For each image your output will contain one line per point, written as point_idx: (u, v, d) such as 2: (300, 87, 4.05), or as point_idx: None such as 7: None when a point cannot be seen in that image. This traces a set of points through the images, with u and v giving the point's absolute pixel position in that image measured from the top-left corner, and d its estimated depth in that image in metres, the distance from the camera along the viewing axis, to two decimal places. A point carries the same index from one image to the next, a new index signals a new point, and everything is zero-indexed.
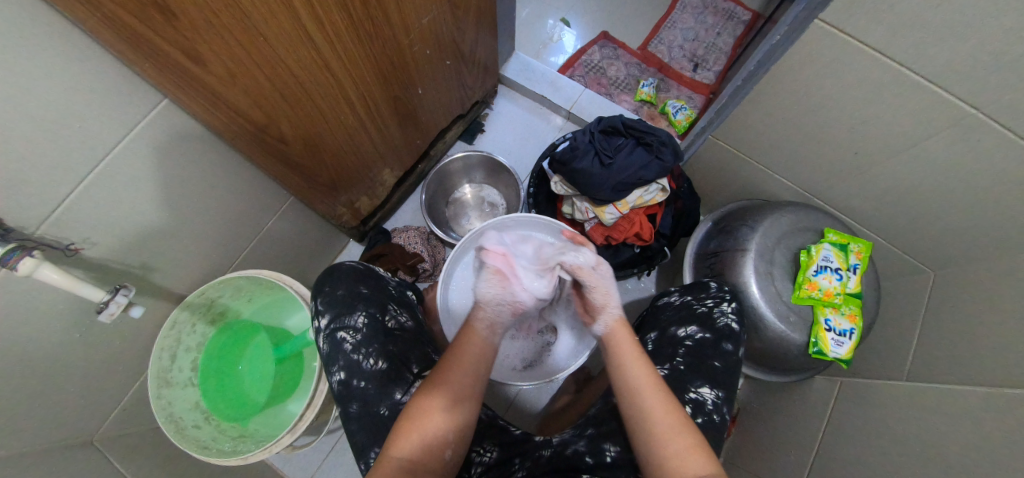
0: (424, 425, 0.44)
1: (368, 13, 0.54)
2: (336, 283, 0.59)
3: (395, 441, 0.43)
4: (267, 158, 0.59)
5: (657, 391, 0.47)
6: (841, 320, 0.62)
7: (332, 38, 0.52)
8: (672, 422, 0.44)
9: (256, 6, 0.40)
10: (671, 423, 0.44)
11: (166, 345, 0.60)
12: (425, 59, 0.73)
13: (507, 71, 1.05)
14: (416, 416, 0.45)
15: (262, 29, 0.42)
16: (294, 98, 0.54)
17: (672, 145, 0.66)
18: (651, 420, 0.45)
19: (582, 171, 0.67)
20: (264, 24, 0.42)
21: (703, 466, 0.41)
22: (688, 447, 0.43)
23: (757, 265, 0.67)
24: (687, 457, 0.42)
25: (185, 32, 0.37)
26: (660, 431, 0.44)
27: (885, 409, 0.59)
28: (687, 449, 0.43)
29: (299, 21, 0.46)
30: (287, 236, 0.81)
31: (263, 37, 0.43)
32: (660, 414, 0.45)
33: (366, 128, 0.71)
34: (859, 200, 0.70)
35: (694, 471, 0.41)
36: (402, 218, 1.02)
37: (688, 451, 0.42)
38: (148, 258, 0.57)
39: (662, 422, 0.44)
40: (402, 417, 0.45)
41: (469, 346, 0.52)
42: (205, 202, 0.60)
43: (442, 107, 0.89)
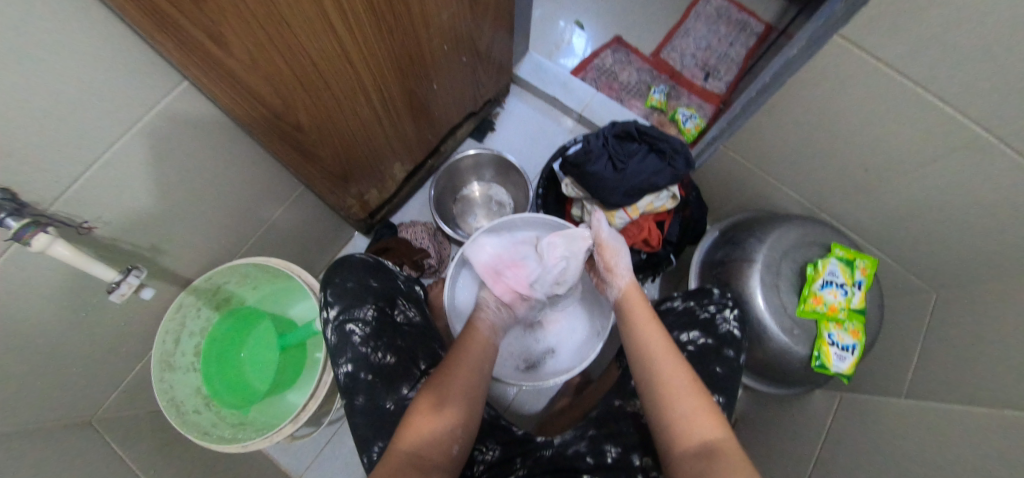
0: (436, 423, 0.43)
1: (390, 4, 0.54)
2: (346, 275, 0.59)
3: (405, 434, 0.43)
4: (281, 146, 0.59)
5: (674, 355, 0.48)
6: (844, 335, 0.63)
7: (353, 28, 0.52)
8: (685, 390, 0.45)
9: None
10: (685, 384, 0.45)
11: (170, 329, 0.61)
12: (442, 54, 0.73)
13: (520, 71, 1.05)
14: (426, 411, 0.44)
15: (286, 15, 0.42)
16: (312, 86, 0.54)
17: (684, 153, 0.66)
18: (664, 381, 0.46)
19: (595, 175, 0.67)
20: (289, 10, 0.42)
21: (713, 429, 0.43)
22: (699, 408, 0.44)
23: (763, 276, 0.67)
24: (699, 419, 0.43)
25: (211, 15, 0.36)
26: (672, 391, 0.45)
27: (885, 425, 0.60)
28: (698, 411, 0.44)
29: (323, 9, 0.46)
30: (295, 226, 0.81)
31: (287, 23, 0.43)
32: (671, 377, 0.46)
33: (380, 120, 0.71)
34: (867, 217, 0.70)
35: (706, 435, 0.42)
36: (409, 213, 1.02)
37: (700, 413, 0.43)
38: (157, 240, 0.57)
39: (673, 384, 0.45)
40: (414, 412, 0.44)
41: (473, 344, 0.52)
42: (217, 186, 0.60)
43: (456, 103, 0.89)
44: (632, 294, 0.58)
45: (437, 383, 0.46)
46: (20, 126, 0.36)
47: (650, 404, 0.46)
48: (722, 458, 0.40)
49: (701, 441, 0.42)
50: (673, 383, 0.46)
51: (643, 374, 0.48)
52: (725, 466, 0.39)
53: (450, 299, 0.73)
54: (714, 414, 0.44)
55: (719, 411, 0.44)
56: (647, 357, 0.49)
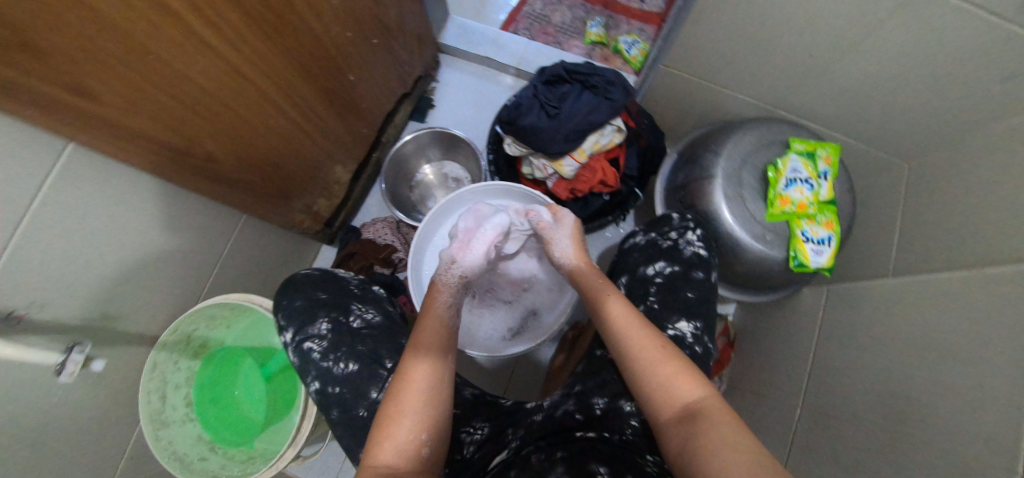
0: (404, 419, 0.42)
1: (271, 7, 0.50)
2: (294, 296, 0.60)
3: (372, 445, 0.41)
4: (201, 182, 0.57)
5: (639, 323, 0.47)
6: (818, 230, 0.62)
7: (236, 42, 0.48)
8: (657, 358, 0.43)
9: (136, 25, 0.36)
10: (655, 352, 0.44)
11: (151, 389, 0.60)
12: (348, 42, 0.68)
13: (445, 38, 1.00)
14: (390, 414, 0.43)
15: (151, 46, 0.39)
16: (211, 112, 0.51)
17: (620, 84, 0.63)
18: (638, 352, 0.45)
19: (529, 127, 0.64)
20: (152, 41, 0.39)
21: (690, 391, 0.40)
22: (677, 373, 0.42)
23: (725, 189, 0.65)
24: (676, 383, 0.41)
25: (62, 68, 0.33)
26: (646, 360, 0.44)
27: (873, 309, 0.59)
28: (674, 375, 0.42)
29: (195, 32, 0.42)
30: (253, 254, 0.79)
31: (156, 54, 0.40)
32: (643, 345, 0.45)
33: (302, 129, 0.68)
34: (824, 104, 0.67)
35: (687, 397, 0.40)
36: (369, 213, 1.00)
37: (677, 378, 0.41)
38: (110, 310, 0.55)
39: (647, 356, 0.44)
40: (378, 418, 0.43)
41: (432, 335, 0.52)
42: (152, 239, 0.58)
43: (383, 88, 0.85)
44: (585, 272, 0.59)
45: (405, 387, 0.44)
46: None
47: (630, 376, 0.45)
48: (704, 418, 0.37)
49: (684, 404, 0.40)
50: (649, 351, 0.44)
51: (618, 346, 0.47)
52: (708, 427, 0.36)
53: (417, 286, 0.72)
54: (694, 376, 0.41)
55: (696, 371, 0.42)
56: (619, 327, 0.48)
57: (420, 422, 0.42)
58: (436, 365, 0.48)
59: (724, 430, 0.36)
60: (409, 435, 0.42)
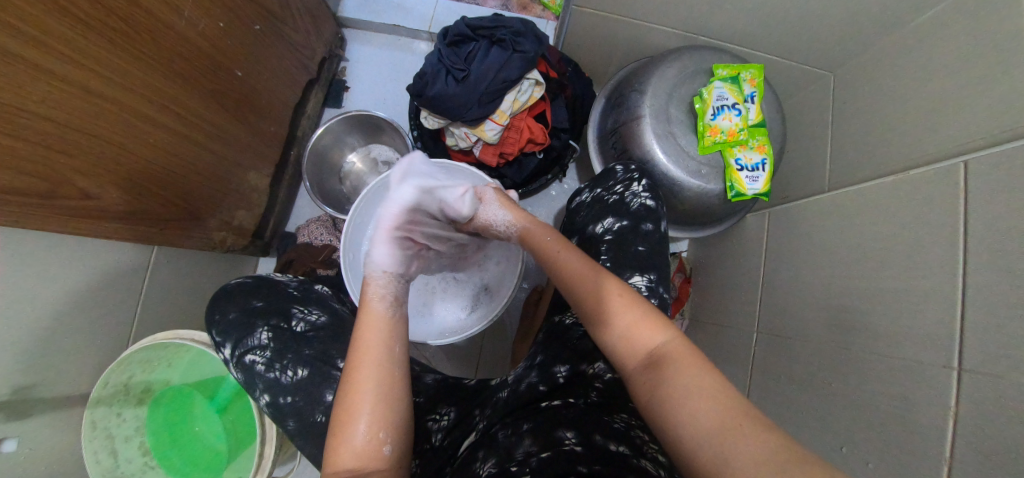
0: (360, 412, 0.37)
1: (109, 10, 0.43)
2: (226, 307, 0.56)
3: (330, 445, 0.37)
4: (89, 223, 0.50)
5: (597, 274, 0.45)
6: (751, 156, 0.61)
7: (75, 58, 0.41)
8: (619, 306, 0.41)
9: None
10: (617, 299, 0.41)
11: (98, 447, 0.57)
12: (225, 34, 0.60)
13: (345, 11, 0.90)
14: (345, 409, 0.38)
15: None
16: (69, 144, 0.44)
17: (529, 33, 0.59)
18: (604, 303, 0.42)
19: (440, 94, 0.58)
20: None
21: (656, 336, 0.38)
22: (639, 321, 0.39)
23: (656, 128, 0.62)
24: (641, 330, 0.39)
25: None
26: (613, 311, 0.41)
27: (811, 227, 0.60)
28: (640, 322, 0.39)
29: (14, 56, 0.35)
30: (178, 284, 0.73)
31: None
32: (609, 295, 0.42)
33: (194, 141, 0.61)
34: (742, 22, 0.64)
35: (651, 345, 0.37)
36: (303, 214, 0.94)
37: (639, 326, 0.39)
38: (21, 384, 0.50)
39: (608, 306, 0.41)
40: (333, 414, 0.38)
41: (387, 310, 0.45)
42: (47, 298, 0.51)
43: (283, 78, 0.76)
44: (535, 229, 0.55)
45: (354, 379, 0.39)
46: None
47: (594, 327, 0.43)
48: (670, 362, 0.35)
49: (648, 352, 0.37)
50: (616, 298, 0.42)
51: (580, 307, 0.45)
52: (672, 372, 0.34)
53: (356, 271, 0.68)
54: (658, 322, 0.39)
55: (661, 316, 0.40)
56: (584, 281, 0.45)
57: (378, 410, 0.38)
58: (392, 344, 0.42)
59: (689, 373, 0.33)
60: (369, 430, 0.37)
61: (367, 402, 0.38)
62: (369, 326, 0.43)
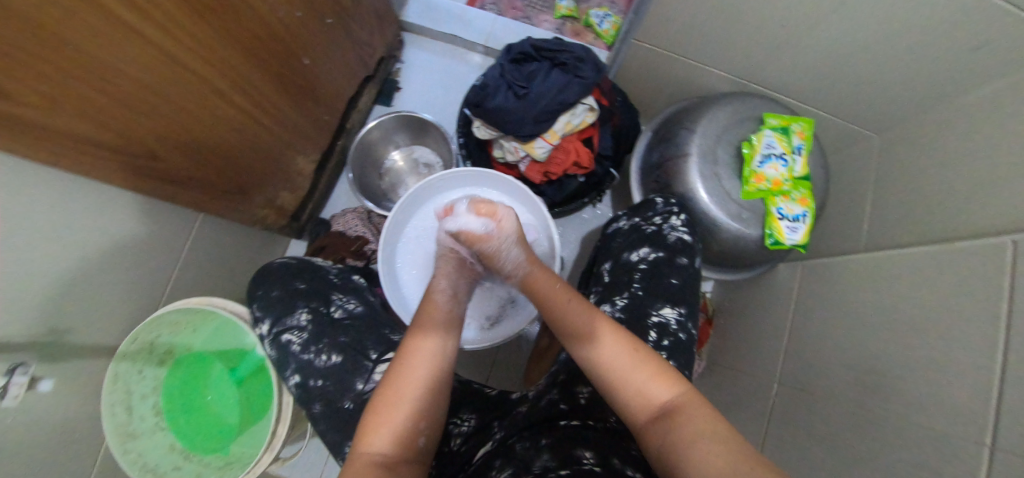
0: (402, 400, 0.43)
1: None
2: (271, 286, 0.60)
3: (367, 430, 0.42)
4: (147, 182, 0.52)
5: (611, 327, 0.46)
6: (793, 207, 0.62)
7: (168, 27, 0.44)
8: (631, 364, 0.43)
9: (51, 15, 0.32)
10: (630, 359, 0.43)
11: (116, 401, 0.58)
12: (300, 22, 0.63)
13: (408, 16, 0.95)
14: (389, 399, 0.44)
15: (69, 36, 0.35)
16: (145, 105, 0.46)
17: (590, 60, 0.61)
18: (613, 358, 0.43)
19: (498, 109, 0.61)
20: (71, 30, 0.35)
21: (668, 391, 0.41)
22: (653, 377, 0.42)
23: (701, 168, 0.63)
24: (652, 385, 0.41)
25: None
26: (623, 367, 0.42)
27: (846, 285, 0.60)
28: (655, 377, 0.42)
29: (119, 20, 0.38)
30: (215, 254, 0.75)
31: (73, 45, 0.35)
32: (621, 349, 0.44)
33: (255, 119, 0.63)
34: (797, 76, 0.65)
35: (664, 398, 0.40)
36: (338, 203, 0.96)
37: (654, 382, 0.41)
38: (59, 325, 0.51)
39: (619, 363, 0.43)
40: (375, 400, 0.44)
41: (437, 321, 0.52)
42: (95, 247, 0.54)
43: (344, 71, 0.80)
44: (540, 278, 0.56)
45: (396, 397, 0.44)
46: None
47: (600, 382, 0.44)
48: (682, 416, 0.38)
49: (660, 405, 0.40)
50: (630, 354, 0.43)
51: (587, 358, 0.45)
52: (682, 426, 0.37)
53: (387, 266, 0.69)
54: (672, 379, 0.42)
55: (672, 371, 0.42)
56: (587, 337, 0.46)
57: (417, 414, 0.43)
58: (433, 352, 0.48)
59: (701, 433, 0.36)
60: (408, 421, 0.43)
61: (408, 398, 0.43)
62: (416, 353, 0.47)
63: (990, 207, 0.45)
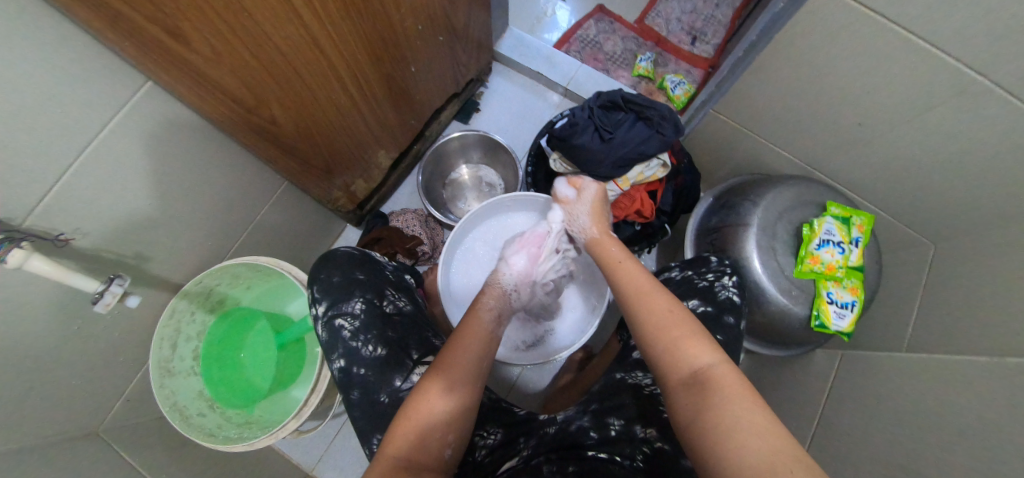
0: (429, 410, 0.43)
1: None
2: (333, 270, 0.61)
3: (392, 436, 0.41)
4: (261, 141, 0.58)
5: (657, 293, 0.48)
6: (843, 293, 0.63)
7: (322, 16, 0.49)
8: (668, 323, 0.44)
9: None
10: (666, 319, 0.45)
11: (165, 336, 0.60)
12: (418, 34, 0.70)
13: (501, 47, 1.03)
14: (418, 400, 0.43)
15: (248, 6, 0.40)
16: (283, 77, 0.52)
17: (673, 120, 0.66)
18: (651, 321, 0.45)
19: (582, 147, 0.67)
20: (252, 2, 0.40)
21: (704, 355, 0.40)
22: (685, 338, 0.42)
23: (759, 239, 0.67)
24: (686, 347, 0.42)
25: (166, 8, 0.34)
26: (659, 328, 0.44)
27: (881, 379, 0.61)
28: (689, 339, 0.42)
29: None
30: (284, 222, 0.80)
31: (249, 14, 0.41)
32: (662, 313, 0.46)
33: (358, 108, 0.69)
34: (861, 170, 0.69)
35: (695, 361, 0.40)
36: (399, 202, 1.02)
37: (686, 343, 0.42)
38: (141, 246, 0.56)
39: (659, 324, 0.44)
40: (403, 409, 0.43)
41: (473, 334, 0.52)
42: (198, 189, 0.59)
43: (437, 85, 0.87)
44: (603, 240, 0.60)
45: (433, 394, 0.44)
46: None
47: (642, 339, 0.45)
48: (712, 379, 0.38)
49: (692, 368, 0.40)
50: (667, 317, 0.45)
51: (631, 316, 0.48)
52: (711, 391, 0.37)
53: (444, 282, 0.75)
54: (707, 343, 0.42)
55: (710, 340, 0.42)
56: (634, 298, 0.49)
57: (449, 426, 0.43)
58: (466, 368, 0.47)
59: (735, 403, 0.35)
60: (436, 428, 0.42)
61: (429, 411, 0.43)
62: (449, 364, 0.47)
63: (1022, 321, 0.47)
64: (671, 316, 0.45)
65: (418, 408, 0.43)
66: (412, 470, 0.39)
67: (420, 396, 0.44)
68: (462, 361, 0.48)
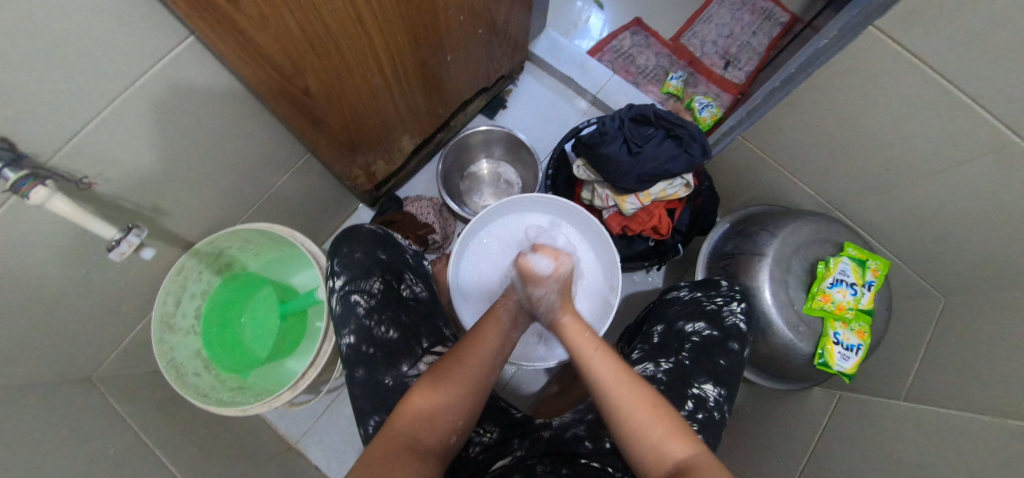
0: (422, 414, 0.41)
1: None
2: (354, 246, 0.61)
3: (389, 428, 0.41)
4: (293, 111, 0.57)
5: (634, 381, 0.42)
6: (849, 335, 0.63)
7: None
8: (648, 420, 0.40)
9: None
10: (647, 411, 0.40)
11: (171, 291, 0.60)
12: (458, 24, 0.70)
13: (535, 47, 1.03)
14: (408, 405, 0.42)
15: None
16: (322, 49, 0.51)
17: (702, 141, 0.66)
18: (629, 417, 0.40)
19: (609, 157, 0.67)
20: None
21: (681, 450, 0.39)
22: (667, 434, 0.39)
23: (773, 271, 0.67)
24: (666, 445, 0.39)
25: None
26: (637, 423, 0.40)
27: (877, 425, 0.60)
28: (668, 434, 0.39)
29: None
30: (300, 193, 0.80)
31: None
32: (637, 407, 0.40)
33: (389, 90, 0.69)
34: (882, 215, 0.68)
35: (676, 457, 0.38)
36: (415, 188, 1.02)
37: (669, 439, 0.39)
38: (159, 200, 0.56)
39: (636, 421, 0.40)
40: (395, 412, 0.42)
41: (485, 340, 0.48)
42: (223, 150, 0.59)
43: (469, 77, 0.87)
44: (571, 328, 0.49)
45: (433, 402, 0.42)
46: (33, 86, 0.36)
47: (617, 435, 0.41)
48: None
49: (673, 464, 0.38)
50: (643, 411, 0.40)
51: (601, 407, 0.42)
52: None
53: (454, 275, 0.75)
54: (687, 438, 0.40)
55: (685, 426, 0.40)
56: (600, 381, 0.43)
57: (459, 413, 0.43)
58: (462, 384, 0.44)
59: None
60: (442, 420, 0.42)
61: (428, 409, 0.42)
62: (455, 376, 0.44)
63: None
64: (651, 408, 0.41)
65: (406, 417, 0.41)
66: (415, 450, 0.40)
67: (410, 401, 0.42)
68: (465, 372, 0.45)
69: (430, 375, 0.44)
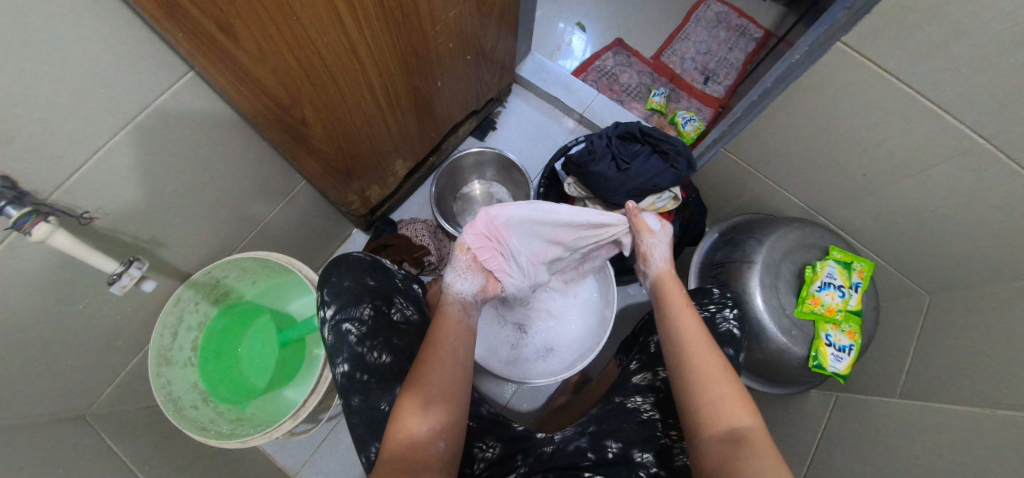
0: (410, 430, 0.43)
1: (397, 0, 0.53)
2: (343, 274, 0.61)
3: (385, 448, 0.42)
4: (289, 141, 0.59)
5: (710, 344, 0.48)
6: (841, 337, 0.65)
7: (361, 22, 0.51)
8: (714, 374, 0.45)
9: None
10: (717, 370, 0.45)
11: (167, 323, 0.60)
12: (448, 51, 0.73)
13: (522, 70, 1.06)
14: (398, 422, 0.43)
15: (296, 6, 0.41)
16: (319, 80, 0.53)
17: (687, 155, 0.68)
18: (701, 366, 0.45)
19: (599, 175, 0.69)
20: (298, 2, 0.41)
21: (742, 415, 0.42)
22: (731, 394, 0.43)
23: (763, 277, 0.69)
24: (725, 406, 0.42)
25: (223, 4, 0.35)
26: (706, 373, 0.45)
27: (874, 424, 0.61)
28: (730, 395, 0.43)
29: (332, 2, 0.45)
30: (295, 219, 0.81)
31: (295, 15, 0.42)
32: (710, 360, 0.46)
33: (383, 116, 0.71)
34: (862, 218, 0.71)
35: (734, 418, 0.42)
36: (408, 210, 1.03)
37: (731, 399, 0.43)
38: (157, 232, 0.56)
39: (707, 369, 0.45)
40: (387, 435, 0.43)
41: (445, 343, 0.49)
42: (221, 180, 0.60)
43: (459, 100, 0.90)
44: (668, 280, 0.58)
45: (418, 404, 0.44)
46: (38, 124, 0.37)
47: (681, 386, 0.46)
48: (749, 444, 0.39)
49: (729, 427, 0.41)
50: (714, 368, 0.45)
51: (674, 362, 0.48)
52: (749, 452, 0.38)
53: None
54: (747, 405, 0.43)
55: (747, 397, 0.44)
56: (681, 340, 0.49)
57: (441, 420, 0.44)
58: (440, 389, 0.45)
59: (765, 465, 0.37)
60: (428, 429, 0.43)
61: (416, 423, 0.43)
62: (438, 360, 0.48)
63: (1010, 376, 0.48)
64: (719, 368, 0.45)
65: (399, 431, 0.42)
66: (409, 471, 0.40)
67: (400, 419, 0.43)
68: (443, 364, 0.47)
69: (410, 388, 0.45)
